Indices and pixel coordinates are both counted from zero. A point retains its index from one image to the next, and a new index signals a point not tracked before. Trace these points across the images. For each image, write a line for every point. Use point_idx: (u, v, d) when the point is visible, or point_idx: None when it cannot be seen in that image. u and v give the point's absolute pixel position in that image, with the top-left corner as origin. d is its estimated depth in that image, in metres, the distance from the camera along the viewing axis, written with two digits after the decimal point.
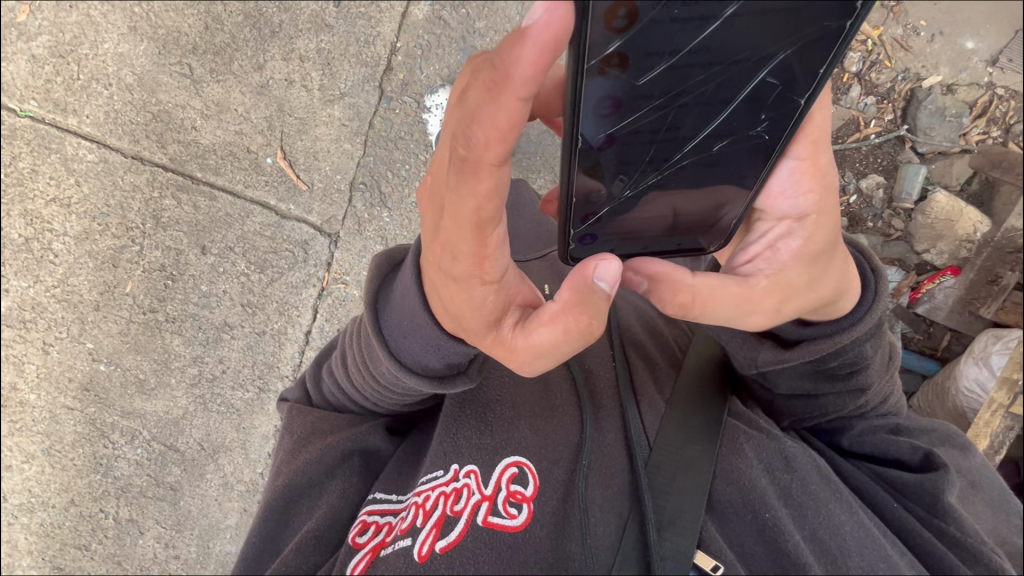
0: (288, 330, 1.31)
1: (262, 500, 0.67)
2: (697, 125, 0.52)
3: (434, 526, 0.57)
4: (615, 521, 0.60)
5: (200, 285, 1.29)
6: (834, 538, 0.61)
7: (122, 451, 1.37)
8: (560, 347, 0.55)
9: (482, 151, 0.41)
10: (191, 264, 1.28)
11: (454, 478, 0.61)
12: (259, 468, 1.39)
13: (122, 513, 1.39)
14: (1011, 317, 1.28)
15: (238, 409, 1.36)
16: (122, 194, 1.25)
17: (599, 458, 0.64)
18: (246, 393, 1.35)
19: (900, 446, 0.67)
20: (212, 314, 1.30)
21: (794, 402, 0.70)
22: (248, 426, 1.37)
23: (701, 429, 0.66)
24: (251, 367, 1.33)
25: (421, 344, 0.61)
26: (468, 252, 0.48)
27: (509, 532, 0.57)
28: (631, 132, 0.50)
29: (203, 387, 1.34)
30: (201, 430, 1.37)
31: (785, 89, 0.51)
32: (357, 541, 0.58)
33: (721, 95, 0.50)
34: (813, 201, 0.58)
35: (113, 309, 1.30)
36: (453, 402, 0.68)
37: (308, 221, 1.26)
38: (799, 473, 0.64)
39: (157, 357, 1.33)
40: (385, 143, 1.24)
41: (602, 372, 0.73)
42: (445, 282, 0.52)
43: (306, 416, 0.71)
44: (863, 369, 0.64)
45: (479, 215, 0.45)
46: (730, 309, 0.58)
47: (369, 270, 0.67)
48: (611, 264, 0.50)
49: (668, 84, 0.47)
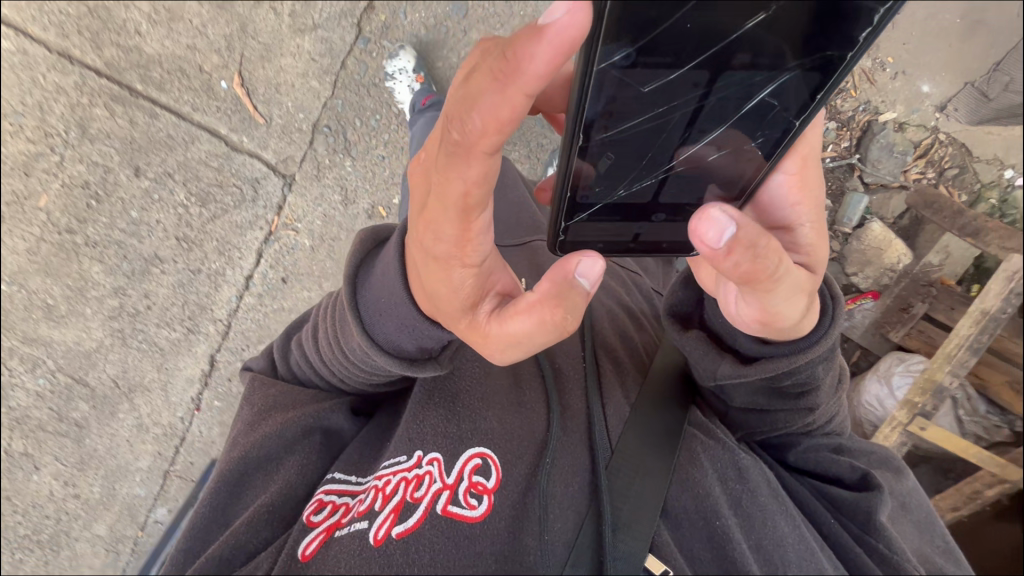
0: (227, 273, 1.23)
1: (216, 471, 0.69)
2: (691, 139, 0.55)
3: (392, 511, 0.58)
4: (573, 518, 0.61)
5: (129, 211, 1.17)
6: (778, 549, 0.63)
7: (21, 380, 1.27)
8: (532, 338, 0.55)
9: (478, 140, 0.39)
10: (120, 186, 1.15)
11: (417, 465, 0.62)
12: (179, 411, 1.33)
13: (15, 446, 1.31)
14: (915, 343, 1.42)
15: (161, 348, 1.27)
16: (43, 93, 1.10)
17: (563, 456, 0.65)
18: (173, 332, 1.26)
19: (840, 466, 0.69)
20: (141, 244, 1.19)
21: (747, 416, 0.72)
22: (171, 367, 1.29)
23: (663, 437, 0.68)
24: (180, 307, 1.24)
25: (397, 323, 0.62)
26: (450, 234, 0.47)
27: (467, 522, 0.57)
28: (629, 138, 0.51)
29: (123, 321, 1.25)
30: (116, 366, 1.28)
31: (782, 110, 0.52)
32: (313, 519, 0.60)
33: (716, 113, 0.52)
34: (802, 213, 0.59)
35: (21, 224, 1.16)
36: (423, 388, 0.70)
37: (261, 158, 1.16)
38: (749, 484, 0.66)
39: (71, 283, 1.21)
40: (356, 88, 1.15)
41: (572, 372, 0.74)
42: (427, 261, 0.52)
43: (269, 389, 0.76)
44: (813, 390, 0.66)
45: (466, 201, 0.44)
46: (794, 284, 0.52)
47: (351, 245, 0.67)
48: (592, 261, 0.51)
49: (670, 93, 0.49)
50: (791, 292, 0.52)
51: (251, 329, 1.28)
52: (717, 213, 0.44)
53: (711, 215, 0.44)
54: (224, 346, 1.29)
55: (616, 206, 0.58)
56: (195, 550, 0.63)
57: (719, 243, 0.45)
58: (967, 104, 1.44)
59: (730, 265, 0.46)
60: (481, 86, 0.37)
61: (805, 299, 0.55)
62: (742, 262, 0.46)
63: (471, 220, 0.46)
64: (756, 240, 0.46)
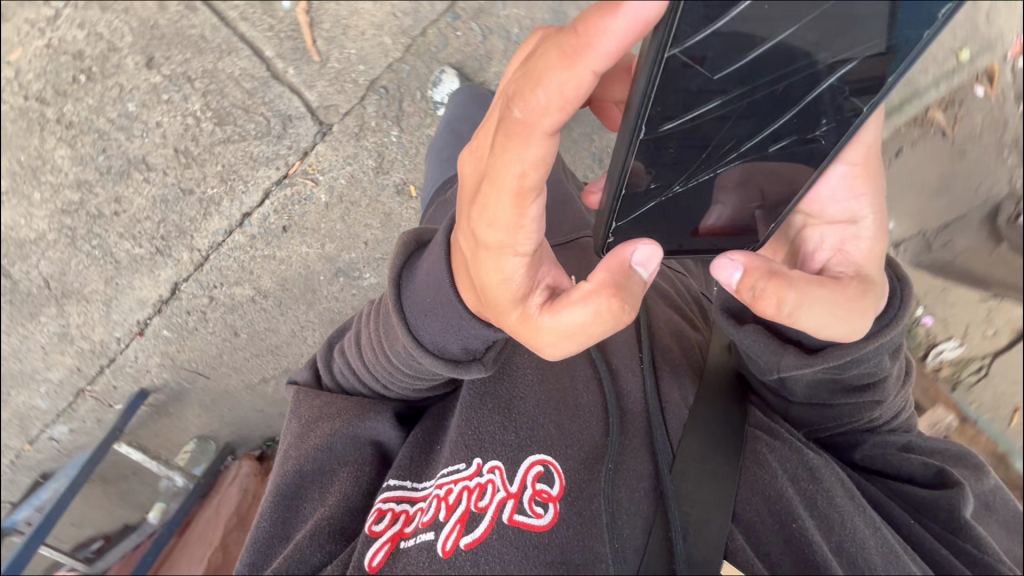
0: (223, 203, 1.10)
1: (267, 486, 0.74)
2: (751, 127, 0.49)
3: (458, 522, 0.63)
4: (641, 526, 0.64)
5: (125, 101, 1.01)
6: (860, 552, 0.65)
7: None
8: (587, 327, 0.52)
9: (541, 118, 0.36)
10: (122, 70, 1.00)
11: (477, 474, 0.66)
12: (116, 331, 1.19)
13: None
14: None
15: (117, 262, 1.12)
16: None
17: (628, 463, 0.68)
18: (136, 248, 1.12)
19: (913, 464, 0.74)
20: (128, 142, 1.03)
21: (811, 410, 0.75)
22: (122, 284, 1.14)
23: (723, 443, 0.69)
24: (156, 223, 1.10)
25: (442, 324, 0.63)
26: (502, 222, 0.45)
27: (535, 531, 0.61)
28: (690, 128, 0.46)
29: (77, 219, 1.08)
30: (53, 266, 1.11)
31: (854, 103, 0.48)
32: (375, 529, 0.66)
33: (783, 97, 0.46)
34: (863, 205, 0.59)
35: None
36: (470, 394, 0.73)
37: (302, 96, 1.05)
38: (823, 485, 0.68)
39: (25, 159, 1.02)
40: (429, 60, 1.07)
41: (629, 377, 0.77)
42: (478, 253, 0.50)
43: (312, 400, 0.79)
44: (879, 381, 0.69)
45: (520, 186, 0.41)
46: (828, 307, 0.56)
47: (395, 245, 0.66)
48: (645, 248, 0.53)
49: (738, 82, 0.43)
50: (824, 319, 0.57)
51: (231, 267, 1.17)
52: (724, 260, 0.56)
53: (719, 263, 0.56)
54: (194, 278, 1.16)
55: (664, 202, 0.57)
56: (257, 564, 0.70)
57: (731, 281, 0.56)
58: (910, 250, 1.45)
59: (748, 294, 0.56)
60: (546, 62, 0.34)
61: (852, 309, 0.57)
62: (748, 299, 0.56)
63: (524, 206, 0.43)
64: (762, 279, 0.55)
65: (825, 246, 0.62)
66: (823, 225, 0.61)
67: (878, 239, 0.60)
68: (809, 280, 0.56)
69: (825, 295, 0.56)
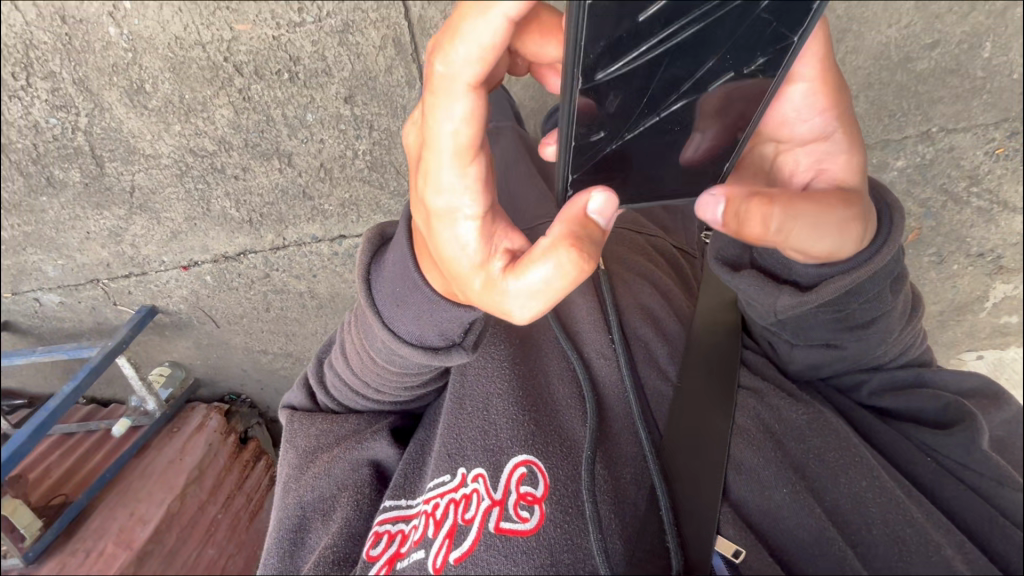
0: (328, 220, 1.24)
1: (276, 518, 0.88)
2: (687, 67, 0.58)
3: (447, 536, 0.72)
4: (620, 507, 0.71)
5: (307, 111, 1.09)
6: (857, 506, 0.65)
7: (22, 95, 1.04)
8: (556, 283, 0.53)
9: (462, 68, 0.43)
10: (324, 91, 1.08)
11: (463, 485, 0.76)
12: (164, 256, 1.25)
13: None
14: None
15: (209, 210, 1.20)
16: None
17: (606, 448, 0.75)
18: (233, 210, 1.20)
19: (919, 396, 0.73)
20: (288, 139, 1.12)
21: (810, 350, 0.76)
22: (199, 226, 1.22)
23: (688, 428, 0.74)
24: (264, 203, 1.20)
25: (417, 316, 0.70)
26: (455, 182, 0.50)
27: (522, 536, 0.68)
28: (645, 67, 0.56)
29: (196, 161, 1.13)
30: (144, 180, 1.15)
31: (778, 27, 0.56)
32: (371, 553, 0.77)
33: (706, 40, 0.55)
34: (829, 120, 0.65)
35: (196, 19, 1.00)
36: (453, 399, 0.84)
37: None
38: (813, 444, 0.70)
39: (188, 98, 1.07)
40: None
41: (603, 364, 0.83)
42: (428, 220, 0.55)
43: (309, 428, 0.93)
44: (877, 313, 0.71)
45: (459, 142, 0.47)
46: (812, 220, 0.59)
47: (359, 254, 0.75)
48: (597, 195, 0.54)
49: (703, 41, 0.56)
50: (811, 231, 0.59)
51: (300, 264, 1.31)
52: (703, 201, 0.57)
53: (702, 204, 0.57)
54: (265, 254, 1.28)
55: (624, 153, 0.66)
56: None
57: (717, 216, 0.56)
58: None
59: (734, 226, 0.57)
60: (460, 16, 0.42)
61: (839, 227, 0.61)
62: (735, 228, 0.57)
63: (470, 162, 0.49)
64: (743, 203, 0.56)
65: (803, 167, 0.69)
66: (796, 148, 0.68)
67: (851, 154, 0.67)
68: (790, 198, 0.59)
69: (811, 212, 0.59)
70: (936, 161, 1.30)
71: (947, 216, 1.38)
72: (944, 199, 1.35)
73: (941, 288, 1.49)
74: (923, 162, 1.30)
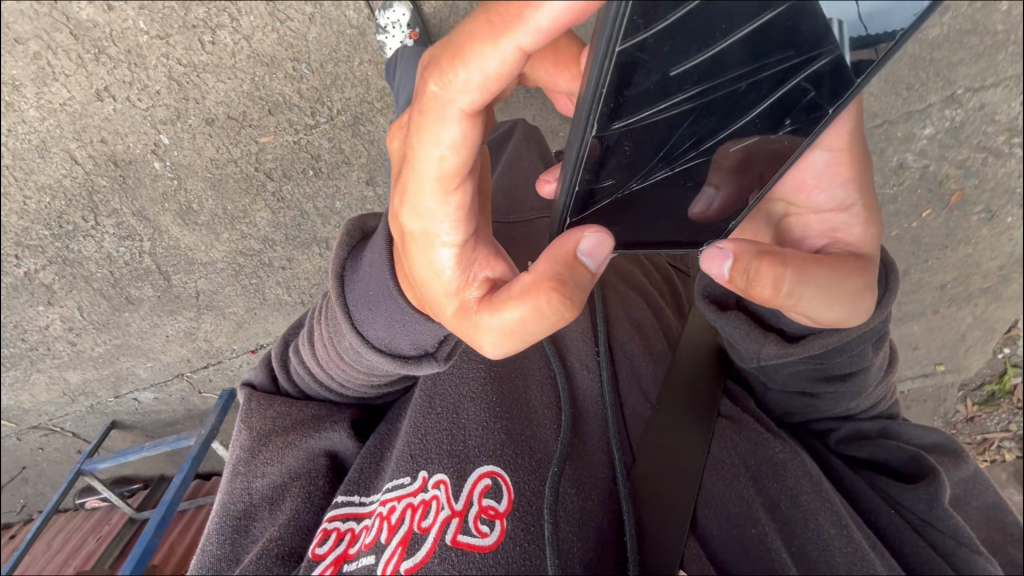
0: None
1: (218, 506, 0.75)
2: (713, 125, 0.49)
3: (399, 544, 0.60)
4: (583, 528, 0.63)
5: (335, 199, 1.18)
6: (820, 555, 0.65)
7: (99, 234, 1.19)
8: (528, 326, 0.47)
9: (457, 95, 0.36)
10: (346, 179, 1.16)
11: (422, 490, 0.64)
12: (234, 344, 1.37)
13: (40, 275, 1.23)
14: None
15: (265, 300, 1.31)
16: (350, 89, 1.09)
17: (572, 465, 0.68)
18: (286, 296, 1.31)
19: (887, 450, 0.75)
20: (322, 225, 1.21)
21: (790, 396, 0.78)
22: (259, 315, 1.33)
23: (676, 447, 0.72)
24: (311, 284, 1.30)
25: (386, 319, 0.63)
26: (428, 208, 0.43)
27: (478, 551, 0.58)
28: (665, 122, 0.46)
29: (248, 260, 1.25)
30: (209, 284, 1.28)
31: (816, 96, 0.50)
32: (318, 552, 0.65)
33: (736, 101, 0.47)
34: (849, 192, 0.61)
35: (226, 140, 1.10)
36: (422, 395, 0.74)
37: None
38: (787, 483, 0.70)
39: (230, 208, 1.18)
40: None
41: (582, 376, 0.78)
42: (404, 244, 0.48)
43: (266, 410, 0.79)
44: (866, 372, 0.71)
45: (441, 169, 0.39)
46: (824, 285, 0.57)
47: (336, 253, 0.68)
48: (591, 236, 0.46)
49: (737, 97, 0.46)
50: (823, 296, 0.58)
51: None
52: (710, 254, 0.54)
53: (708, 258, 0.55)
54: None
55: (625, 200, 0.55)
56: None
57: (724, 273, 0.54)
58: (927, 410, 1.66)
59: (743, 283, 0.55)
60: (467, 37, 0.34)
61: (851, 290, 0.59)
62: (743, 286, 0.55)
63: (448, 193, 0.41)
64: (753, 261, 0.54)
65: (814, 232, 0.64)
66: (809, 215, 0.64)
67: (869, 226, 0.63)
68: (804, 258, 0.57)
69: (823, 273, 0.57)
70: (968, 121, 1.24)
71: (991, 171, 1.31)
72: (983, 155, 1.28)
73: (997, 244, 1.41)
74: (954, 125, 1.24)
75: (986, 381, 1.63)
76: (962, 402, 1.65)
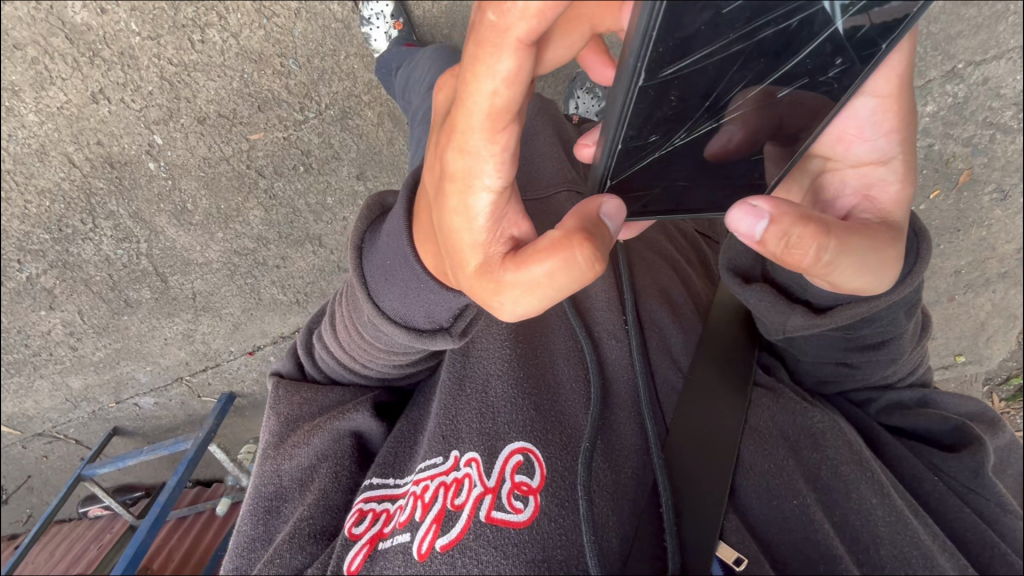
0: None
1: (252, 491, 0.72)
2: (760, 73, 0.43)
3: (434, 522, 0.58)
4: (617, 503, 0.60)
5: (327, 195, 1.19)
6: (863, 524, 0.58)
7: (97, 237, 1.20)
8: (555, 285, 0.40)
9: (515, 20, 0.28)
10: (337, 174, 1.17)
11: (454, 468, 0.61)
12: (232, 346, 1.37)
13: (41, 279, 1.24)
14: None
15: (261, 299, 1.31)
16: (340, 83, 1.10)
17: (605, 440, 0.64)
18: (281, 295, 1.31)
19: (929, 418, 0.66)
20: (315, 222, 1.22)
21: (823, 366, 0.70)
22: (255, 315, 1.33)
23: (720, 418, 0.65)
24: (306, 282, 1.30)
25: (400, 289, 0.57)
26: (470, 148, 0.34)
27: (514, 528, 0.56)
28: (713, 69, 0.40)
29: (242, 259, 1.25)
30: (204, 285, 1.28)
31: (869, 32, 0.42)
32: (353, 531, 0.61)
33: (785, 37, 0.40)
34: (893, 143, 0.52)
35: (218, 136, 1.11)
36: (449, 374, 0.70)
37: None
38: (827, 453, 0.62)
39: (223, 207, 1.18)
40: None
41: (611, 347, 0.72)
42: (436, 192, 0.40)
43: (293, 396, 0.76)
44: (896, 338, 0.63)
45: (491, 107, 0.31)
46: (862, 258, 0.48)
47: (360, 212, 0.62)
48: (613, 200, 0.43)
49: (786, 42, 0.40)
50: (857, 271, 0.48)
51: None
52: (745, 207, 0.45)
53: (741, 210, 0.45)
54: None
55: (665, 160, 0.49)
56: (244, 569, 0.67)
57: (754, 234, 0.45)
58: None
59: (779, 243, 0.44)
60: None
61: (887, 258, 0.50)
62: (775, 253, 0.45)
63: (496, 132, 0.33)
64: (795, 227, 0.43)
65: (848, 191, 0.55)
66: (846, 169, 0.55)
67: (909, 182, 0.53)
68: (844, 227, 0.46)
69: (863, 246, 0.48)
70: (972, 96, 1.21)
71: (1000, 147, 1.26)
72: (991, 132, 1.24)
73: (1013, 226, 1.35)
74: (957, 101, 1.21)
75: (1011, 375, 1.56)
76: (989, 398, 1.57)
